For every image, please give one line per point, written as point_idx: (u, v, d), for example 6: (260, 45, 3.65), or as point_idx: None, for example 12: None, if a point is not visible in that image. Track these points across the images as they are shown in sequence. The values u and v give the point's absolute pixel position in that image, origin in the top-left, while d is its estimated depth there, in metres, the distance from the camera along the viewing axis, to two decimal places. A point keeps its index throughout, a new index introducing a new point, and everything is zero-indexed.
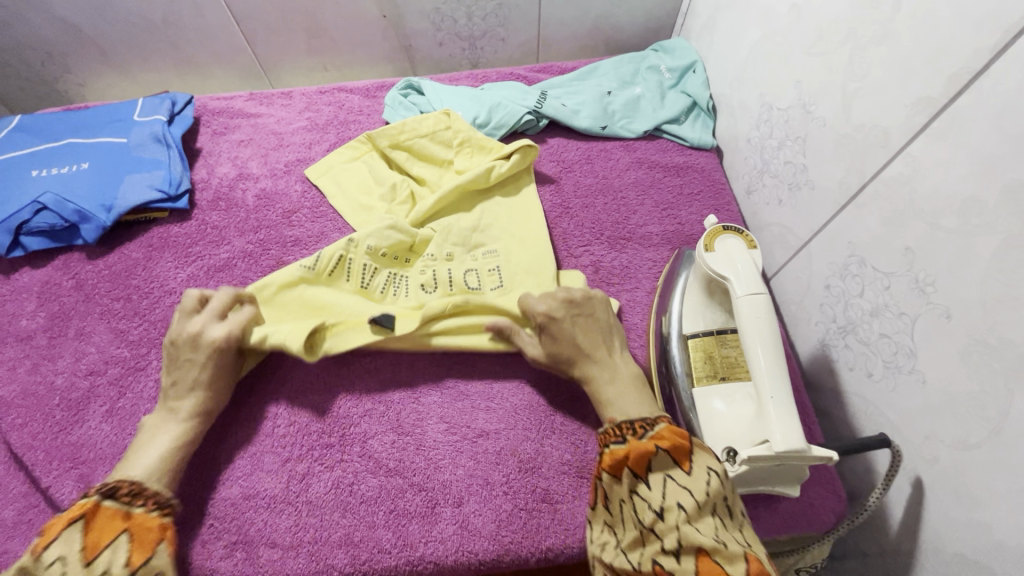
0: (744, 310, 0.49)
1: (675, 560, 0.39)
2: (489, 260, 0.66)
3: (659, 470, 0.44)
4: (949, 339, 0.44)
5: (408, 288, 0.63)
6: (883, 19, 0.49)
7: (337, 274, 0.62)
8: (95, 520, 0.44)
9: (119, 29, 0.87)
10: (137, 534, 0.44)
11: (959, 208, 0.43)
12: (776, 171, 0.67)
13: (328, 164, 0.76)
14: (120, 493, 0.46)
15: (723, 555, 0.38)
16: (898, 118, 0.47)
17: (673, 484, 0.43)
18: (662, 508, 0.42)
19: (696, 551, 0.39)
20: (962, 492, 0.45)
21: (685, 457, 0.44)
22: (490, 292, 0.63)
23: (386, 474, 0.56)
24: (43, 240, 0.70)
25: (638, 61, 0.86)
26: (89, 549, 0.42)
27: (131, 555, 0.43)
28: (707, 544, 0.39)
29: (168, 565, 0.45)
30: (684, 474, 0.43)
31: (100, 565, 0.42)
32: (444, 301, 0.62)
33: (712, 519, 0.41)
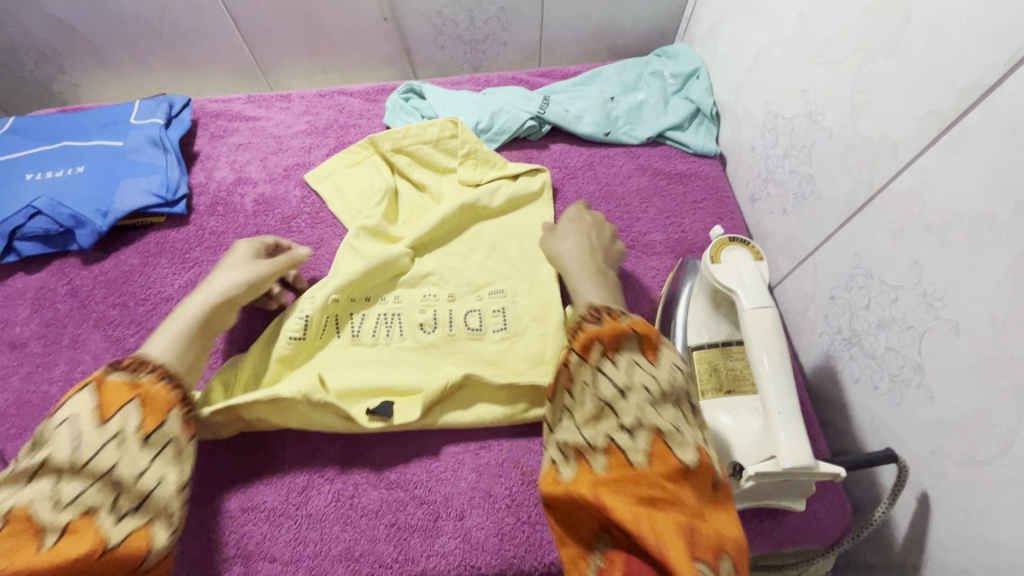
0: (751, 323, 0.49)
1: (629, 437, 0.41)
2: (495, 301, 0.64)
3: (629, 354, 0.46)
4: (958, 355, 0.44)
5: (403, 326, 0.62)
6: (892, 31, 0.48)
7: (327, 332, 0.61)
8: (104, 388, 0.44)
9: (115, 29, 0.85)
10: (149, 401, 0.45)
11: (970, 223, 0.42)
12: (780, 180, 0.66)
13: (327, 173, 0.75)
14: (124, 366, 0.46)
15: (676, 440, 0.41)
16: (907, 130, 0.47)
17: (640, 368, 0.45)
18: (626, 385, 0.44)
19: (653, 431, 0.41)
20: (969, 508, 0.44)
21: (653, 350, 0.47)
22: (493, 335, 0.62)
23: (387, 486, 0.55)
24: (37, 246, 0.69)
25: (641, 67, 0.85)
26: (101, 412, 0.43)
27: (143, 420, 0.44)
28: (663, 426, 0.41)
29: (179, 431, 0.45)
30: (650, 363, 0.46)
31: (114, 426, 0.42)
32: (440, 343, 0.61)
33: (674, 405, 0.44)
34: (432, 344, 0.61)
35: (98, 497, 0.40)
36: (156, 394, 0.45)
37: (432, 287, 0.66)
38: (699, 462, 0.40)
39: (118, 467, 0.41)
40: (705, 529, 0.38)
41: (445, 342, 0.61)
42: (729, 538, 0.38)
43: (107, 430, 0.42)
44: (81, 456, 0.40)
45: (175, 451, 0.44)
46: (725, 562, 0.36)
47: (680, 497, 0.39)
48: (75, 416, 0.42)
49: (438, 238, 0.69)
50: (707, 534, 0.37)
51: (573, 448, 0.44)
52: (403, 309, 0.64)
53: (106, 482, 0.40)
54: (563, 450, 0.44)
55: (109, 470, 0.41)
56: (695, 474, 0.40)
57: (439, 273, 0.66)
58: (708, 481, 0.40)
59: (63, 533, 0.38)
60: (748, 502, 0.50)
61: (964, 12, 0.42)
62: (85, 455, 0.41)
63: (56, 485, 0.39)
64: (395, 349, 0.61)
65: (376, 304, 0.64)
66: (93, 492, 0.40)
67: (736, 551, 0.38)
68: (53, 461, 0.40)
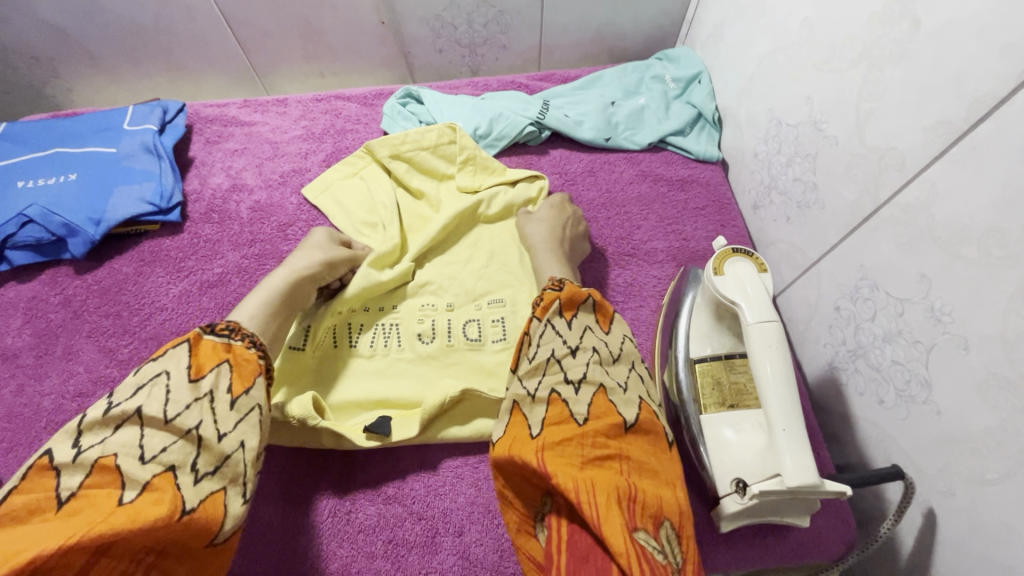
0: (754, 338, 0.48)
1: (574, 390, 0.44)
2: (494, 310, 0.63)
3: (582, 319, 0.49)
4: (967, 371, 0.43)
5: (401, 337, 0.62)
6: (900, 39, 0.47)
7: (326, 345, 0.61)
8: (199, 347, 0.44)
9: (109, 33, 0.84)
10: (239, 366, 0.45)
11: (979, 238, 0.41)
12: (784, 188, 0.65)
13: (327, 185, 0.74)
14: (218, 328, 0.47)
15: (620, 397, 0.44)
16: (915, 140, 0.46)
17: (592, 332, 0.48)
18: (577, 347, 0.46)
19: (598, 385, 0.44)
20: (978, 527, 0.44)
21: (607, 319, 0.50)
22: (492, 345, 0.61)
23: (385, 501, 0.55)
24: (30, 254, 0.68)
25: (642, 71, 0.84)
26: (195, 368, 0.42)
27: (232, 382, 0.43)
28: (608, 384, 0.44)
29: (263, 400, 0.45)
30: (602, 329, 0.49)
31: (205, 385, 0.42)
32: (439, 354, 0.60)
33: (622, 368, 0.46)
34: (431, 355, 0.60)
35: (179, 455, 0.39)
36: (244, 361, 0.45)
37: (430, 296, 0.65)
38: (640, 419, 0.43)
39: (203, 427, 0.40)
40: (644, 485, 0.39)
41: (445, 353, 0.60)
42: (665, 494, 0.40)
43: (200, 388, 0.42)
44: (168, 412, 0.40)
45: (257, 417, 0.44)
46: (659, 518, 0.38)
47: (620, 452, 0.41)
48: (167, 370, 0.42)
49: (437, 248, 0.69)
50: (646, 489, 0.39)
51: (518, 405, 0.45)
52: (401, 320, 0.63)
53: (189, 440, 0.39)
54: (506, 404, 0.46)
55: (195, 429, 0.40)
56: (637, 430, 0.42)
57: (437, 282, 0.65)
58: (649, 437, 0.43)
59: (145, 488, 0.36)
60: (751, 518, 0.49)
61: (975, 21, 0.41)
62: (173, 410, 0.40)
63: (143, 437, 0.38)
64: (394, 359, 0.60)
65: (373, 315, 0.63)
66: (174, 449, 0.38)
67: (676, 510, 0.39)
68: (143, 413, 0.39)
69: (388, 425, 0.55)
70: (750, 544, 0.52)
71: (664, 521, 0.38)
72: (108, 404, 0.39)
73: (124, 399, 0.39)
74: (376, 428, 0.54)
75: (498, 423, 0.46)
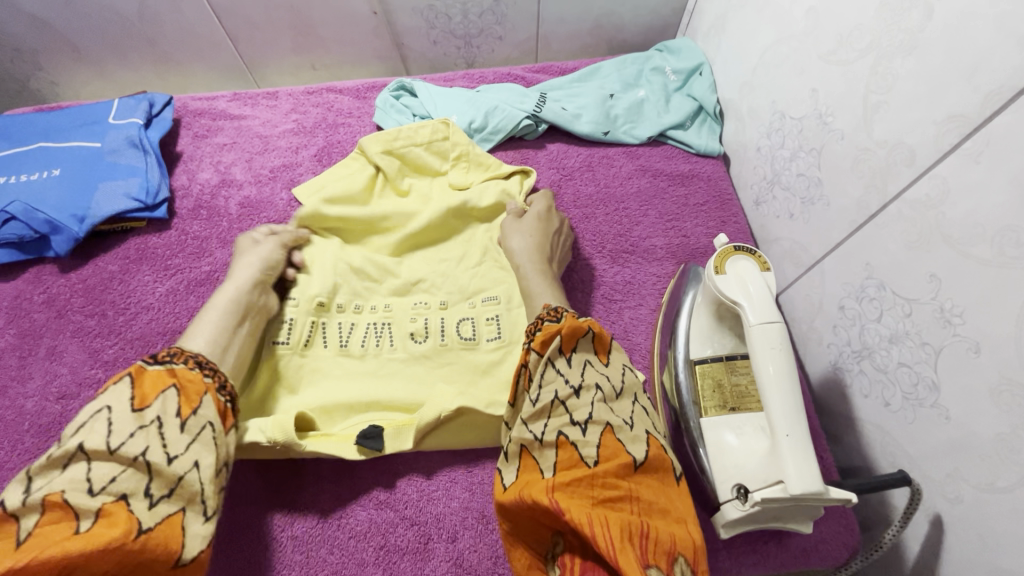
0: (757, 340, 0.46)
1: (581, 432, 0.42)
2: (489, 308, 0.61)
3: (582, 354, 0.47)
4: (978, 375, 0.41)
5: (394, 337, 0.60)
6: (910, 29, 0.45)
7: (313, 342, 0.59)
8: (141, 377, 0.42)
9: (93, 24, 0.82)
10: (184, 388, 0.44)
11: (993, 237, 0.39)
12: (787, 183, 0.63)
13: (317, 188, 0.68)
14: (160, 356, 0.46)
15: (627, 435, 0.42)
16: (926, 135, 0.44)
17: (593, 368, 0.46)
18: (580, 385, 0.45)
19: (604, 425, 0.42)
20: (987, 535, 0.42)
21: (606, 352, 0.48)
22: (487, 344, 0.59)
23: (377, 506, 0.53)
24: (12, 252, 0.66)
25: (642, 62, 0.82)
26: (138, 399, 0.41)
27: (180, 406, 0.42)
28: (615, 422, 0.42)
29: (215, 417, 0.44)
30: (602, 363, 0.47)
31: (151, 413, 0.41)
32: (432, 354, 0.59)
33: (625, 404, 0.45)
34: (424, 355, 0.59)
35: (131, 483, 0.38)
36: (190, 381, 0.44)
37: (421, 295, 0.63)
38: (650, 456, 0.41)
39: (150, 452, 0.39)
40: (656, 523, 0.38)
41: (439, 350, 0.59)
42: (678, 529, 0.38)
43: (146, 416, 0.41)
44: (112, 442, 0.39)
45: (211, 435, 0.43)
46: (673, 554, 0.36)
47: (630, 492, 0.39)
48: (108, 404, 0.41)
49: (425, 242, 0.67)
50: (658, 528, 0.37)
51: (525, 448, 0.43)
52: (393, 319, 0.61)
53: (139, 467, 0.38)
54: (512, 447, 0.44)
55: (142, 455, 0.39)
56: (646, 468, 0.41)
57: (429, 279, 0.64)
58: (658, 474, 0.41)
59: (98, 517, 0.35)
60: (753, 525, 0.48)
61: (992, 10, 0.39)
62: (116, 441, 0.39)
63: (90, 470, 0.37)
64: (386, 359, 0.59)
65: (364, 314, 0.62)
66: (125, 478, 0.38)
67: (690, 545, 0.38)
68: (87, 448, 0.38)
69: (380, 439, 0.53)
70: (751, 550, 0.51)
71: (678, 557, 0.36)
72: (56, 446, 0.38)
73: (67, 438, 0.39)
74: (366, 443, 0.52)
75: (508, 467, 0.44)
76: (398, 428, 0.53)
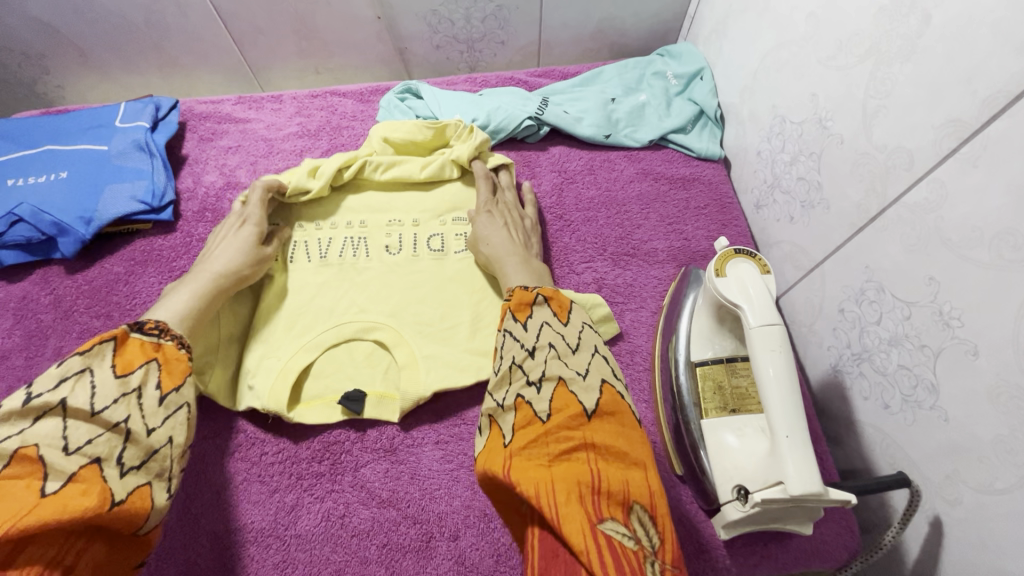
0: (756, 343, 0.46)
1: (535, 390, 0.43)
2: (458, 226, 0.68)
3: (539, 317, 0.48)
4: (976, 378, 0.42)
5: (369, 249, 0.66)
6: (909, 34, 0.46)
7: (296, 255, 0.65)
8: (125, 346, 0.45)
9: (100, 29, 0.83)
10: (168, 364, 0.47)
11: (991, 240, 0.40)
12: (787, 187, 0.64)
13: (321, 163, 0.68)
14: (146, 325, 0.48)
15: (579, 385, 0.42)
16: (924, 139, 0.45)
17: (549, 328, 0.47)
18: (534, 347, 0.46)
19: (557, 380, 0.43)
20: (987, 538, 0.42)
21: (564, 311, 0.49)
22: (455, 255, 0.66)
23: (378, 505, 0.54)
24: (19, 254, 0.67)
25: (643, 67, 0.83)
26: (122, 365, 0.44)
27: (162, 379, 0.46)
28: (567, 375, 0.43)
29: (191, 397, 0.48)
30: (562, 322, 0.48)
31: (134, 381, 0.44)
32: (406, 263, 0.65)
33: (582, 357, 0.45)
34: (397, 265, 0.65)
35: (105, 447, 0.41)
36: (175, 358, 0.47)
37: (392, 213, 0.68)
38: (601, 403, 0.42)
39: (131, 421, 0.42)
40: (609, 470, 0.38)
41: (441, 349, 0.60)
42: (633, 475, 0.39)
43: (129, 384, 0.44)
44: (95, 405, 0.41)
45: (185, 414, 0.46)
46: (628, 503, 0.37)
47: (584, 440, 0.39)
48: (91, 366, 0.43)
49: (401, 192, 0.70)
50: (611, 475, 0.38)
51: (493, 418, 0.44)
52: (369, 233, 0.67)
53: (117, 433, 0.41)
54: (483, 421, 0.45)
55: (123, 422, 0.42)
56: (599, 414, 0.41)
57: (398, 198, 0.69)
58: (614, 419, 0.41)
59: (68, 480, 0.38)
60: (753, 526, 0.48)
61: (990, 15, 0.39)
62: (99, 404, 0.41)
63: (67, 429, 0.40)
64: (363, 268, 0.65)
65: (341, 228, 0.67)
66: (100, 442, 0.40)
67: (645, 492, 0.39)
68: (67, 406, 0.40)
69: (361, 403, 0.57)
70: (751, 551, 0.52)
71: (633, 505, 0.38)
72: (27, 395, 0.40)
73: (46, 391, 0.40)
74: (348, 404, 0.57)
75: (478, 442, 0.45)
76: (380, 396, 0.58)
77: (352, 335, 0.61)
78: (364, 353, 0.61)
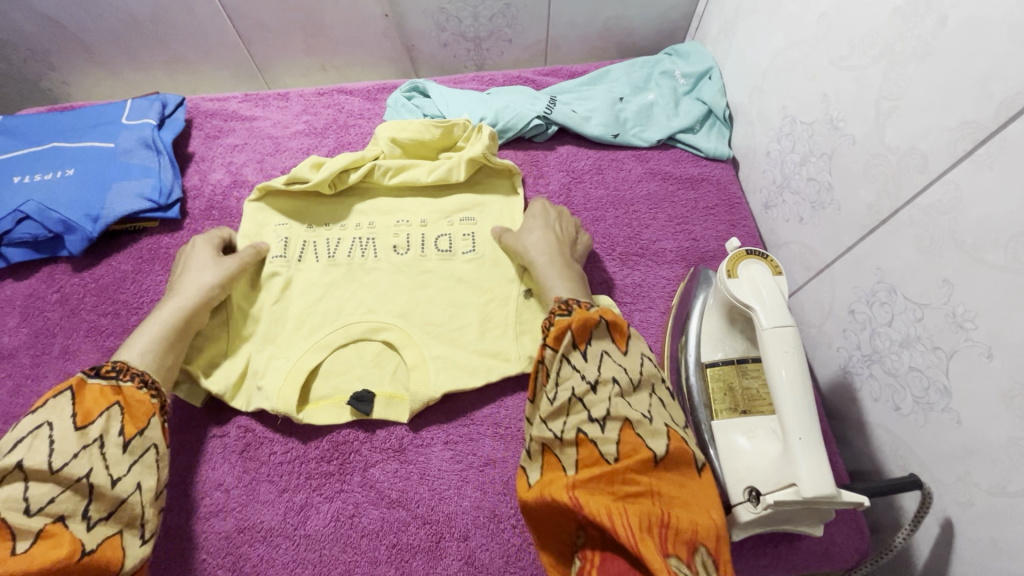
0: (769, 344, 0.46)
1: (600, 429, 0.42)
2: (466, 226, 0.67)
3: (599, 345, 0.46)
4: (989, 381, 0.42)
5: (377, 249, 0.66)
6: (924, 35, 0.46)
7: (304, 255, 0.65)
8: (84, 394, 0.45)
9: (106, 25, 0.83)
10: (130, 407, 0.46)
11: (1007, 243, 0.40)
12: (797, 188, 0.64)
13: (325, 161, 0.68)
14: (104, 370, 0.47)
15: (646, 429, 0.42)
16: (938, 141, 0.45)
17: (610, 360, 0.45)
18: (597, 381, 0.44)
19: (623, 421, 0.42)
20: (999, 540, 0.42)
21: (623, 338, 0.47)
22: (463, 256, 0.65)
23: (388, 505, 0.54)
24: (26, 251, 0.67)
25: (651, 66, 0.82)
26: (81, 417, 0.44)
27: (124, 426, 0.45)
28: (634, 418, 0.42)
29: (160, 438, 0.47)
30: (621, 351, 0.47)
31: (94, 432, 0.43)
32: (415, 263, 0.65)
33: (643, 397, 0.45)
34: (407, 264, 0.65)
35: (69, 505, 0.40)
36: (137, 401, 0.47)
37: (401, 214, 0.68)
38: (670, 450, 0.41)
39: (93, 474, 0.42)
40: (678, 513, 0.39)
41: (450, 350, 0.60)
42: (700, 519, 0.39)
43: (89, 434, 0.43)
44: (54, 463, 0.41)
45: (154, 456, 0.46)
46: (694, 543, 0.37)
47: (651, 486, 0.39)
48: (49, 421, 0.43)
49: (410, 194, 0.70)
50: (680, 517, 0.38)
51: (546, 446, 0.44)
52: (377, 233, 0.67)
53: (79, 489, 0.41)
54: (534, 446, 0.45)
55: (84, 476, 0.41)
56: (667, 461, 0.41)
57: (407, 201, 0.69)
58: (679, 469, 0.41)
59: (36, 537, 0.38)
60: (764, 527, 0.48)
61: (1006, 18, 0.39)
62: (58, 461, 0.41)
63: (28, 489, 0.40)
64: (371, 269, 0.64)
65: (351, 229, 0.67)
66: (64, 499, 0.40)
67: (713, 534, 0.39)
68: (26, 466, 0.40)
69: (370, 403, 0.57)
70: (761, 553, 0.52)
71: (699, 547, 0.37)
72: None
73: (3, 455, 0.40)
74: (357, 405, 0.56)
75: (530, 466, 0.45)
76: (389, 398, 0.58)
77: (360, 335, 0.61)
78: (373, 353, 0.60)
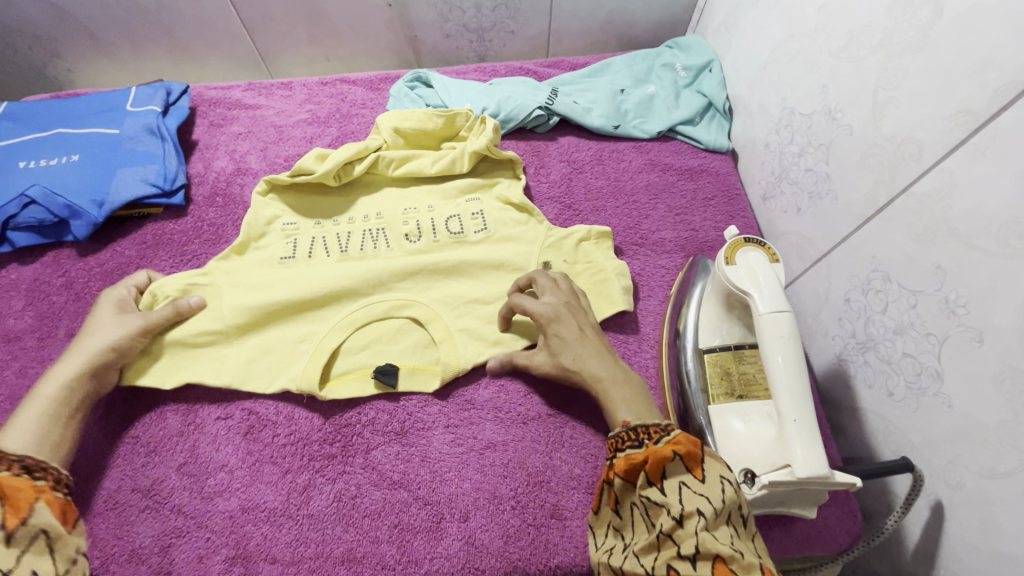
0: (766, 328, 0.47)
1: (691, 567, 0.36)
2: (471, 205, 0.68)
3: (674, 477, 0.41)
4: (979, 365, 0.43)
5: (388, 239, 0.66)
6: (921, 26, 0.46)
7: (314, 252, 0.65)
8: None
9: (112, 14, 0.83)
10: (10, 498, 0.41)
11: (999, 229, 0.40)
12: (795, 178, 0.64)
13: (329, 153, 0.68)
14: None
15: (740, 564, 0.35)
16: (934, 130, 0.45)
17: (689, 490, 0.40)
18: (680, 515, 0.39)
19: (714, 557, 0.36)
20: (988, 521, 0.43)
21: (698, 465, 0.42)
22: (474, 235, 0.66)
23: (389, 487, 0.54)
24: (31, 236, 0.67)
25: (652, 59, 0.83)
26: None
27: (6, 515, 0.40)
28: (726, 553, 0.36)
29: (49, 523, 0.42)
30: (698, 479, 0.41)
31: None
32: (426, 250, 0.65)
33: (732, 530, 0.38)
34: (419, 251, 0.65)
35: None
36: (17, 491, 0.42)
37: (407, 202, 0.69)
38: None
39: None
40: None
41: (475, 323, 0.61)
42: None
43: None
44: None
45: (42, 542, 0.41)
46: None
47: None
48: None
49: (414, 183, 0.71)
50: None
51: None
52: (386, 223, 0.67)
53: None
54: None
55: None
56: None
57: (411, 190, 0.70)
58: None
59: None
60: (760, 509, 0.49)
61: (1003, 8, 0.40)
62: None
63: None
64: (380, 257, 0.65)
65: (359, 222, 0.67)
66: None
67: None
68: None
69: (395, 375, 0.59)
70: None
71: None
72: None
73: None
74: (383, 378, 0.58)
75: None
76: (413, 368, 0.60)
77: (383, 313, 0.62)
78: (394, 328, 0.61)
